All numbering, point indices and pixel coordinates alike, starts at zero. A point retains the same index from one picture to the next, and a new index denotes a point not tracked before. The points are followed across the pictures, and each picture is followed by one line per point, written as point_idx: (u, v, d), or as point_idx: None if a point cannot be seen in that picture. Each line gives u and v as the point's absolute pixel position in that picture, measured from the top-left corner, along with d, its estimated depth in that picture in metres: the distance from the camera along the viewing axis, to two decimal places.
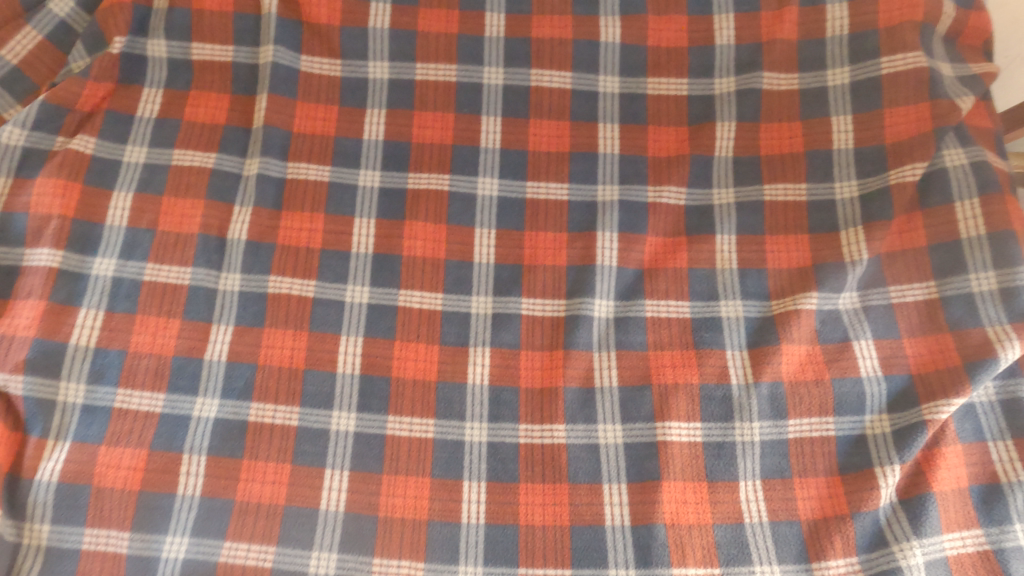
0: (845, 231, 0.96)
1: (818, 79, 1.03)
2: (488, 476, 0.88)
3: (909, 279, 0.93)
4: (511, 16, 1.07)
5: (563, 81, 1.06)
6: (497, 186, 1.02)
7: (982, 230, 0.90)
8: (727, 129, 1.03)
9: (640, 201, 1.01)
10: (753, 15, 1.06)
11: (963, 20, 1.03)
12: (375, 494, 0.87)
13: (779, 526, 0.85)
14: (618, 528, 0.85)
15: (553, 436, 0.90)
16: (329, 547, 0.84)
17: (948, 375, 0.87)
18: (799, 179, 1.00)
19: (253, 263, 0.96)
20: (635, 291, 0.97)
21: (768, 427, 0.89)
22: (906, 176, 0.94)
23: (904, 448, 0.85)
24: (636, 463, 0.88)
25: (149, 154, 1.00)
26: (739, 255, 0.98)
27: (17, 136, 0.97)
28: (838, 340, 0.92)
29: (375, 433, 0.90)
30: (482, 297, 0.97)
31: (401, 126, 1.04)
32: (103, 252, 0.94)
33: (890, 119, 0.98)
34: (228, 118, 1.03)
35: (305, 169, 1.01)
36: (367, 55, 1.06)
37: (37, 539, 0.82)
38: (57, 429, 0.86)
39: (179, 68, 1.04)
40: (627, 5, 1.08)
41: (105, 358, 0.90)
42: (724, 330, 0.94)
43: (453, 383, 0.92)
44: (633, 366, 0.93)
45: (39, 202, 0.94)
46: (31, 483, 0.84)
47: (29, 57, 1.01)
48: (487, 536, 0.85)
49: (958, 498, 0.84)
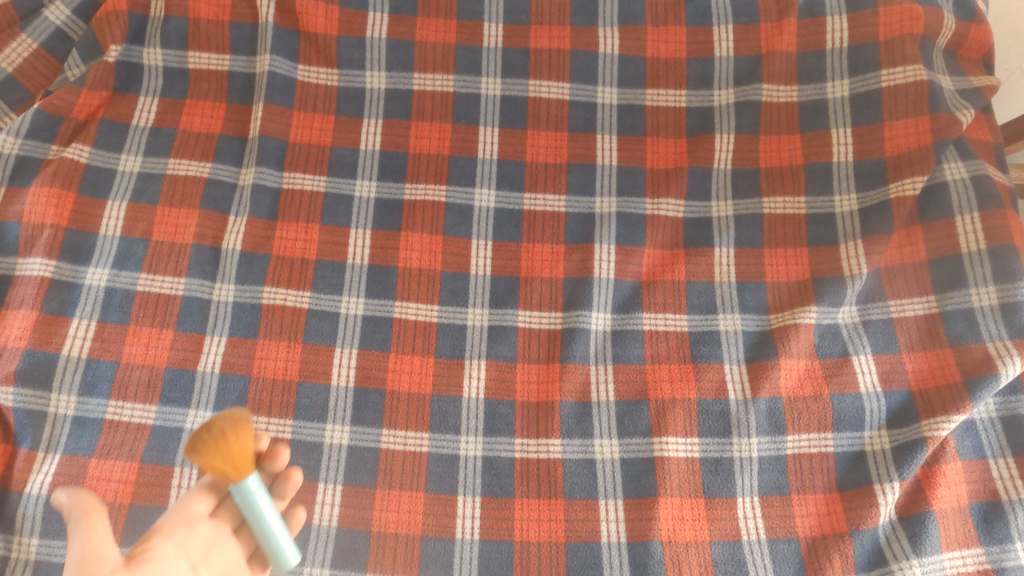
0: (845, 245, 0.95)
1: (817, 91, 1.02)
2: (482, 491, 0.87)
3: (908, 294, 0.92)
4: (509, 26, 1.07)
5: (561, 91, 1.06)
6: (494, 198, 1.01)
7: (982, 245, 0.90)
8: (726, 141, 1.03)
9: (638, 213, 1.00)
10: (752, 26, 1.06)
11: (963, 33, 1.03)
12: (368, 509, 0.86)
13: (777, 544, 0.84)
14: (614, 545, 0.84)
15: (549, 450, 0.89)
16: (321, 562, 0.83)
17: (948, 391, 0.86)
18: (798, 192, 0.99)
19: (247, 273, 0.95)
20: (633, 304, 0.96)
21: (766, 443, 0.88)
22: (906, 189, 0.94)
23: (903, 465, 0.85)
24: (633, 478, 0.87)
25: (144, 163, 0.99)
26: (737, 267, 0.97)
27: (10, 145, 0.96)
28: (837, 355, 0.91)
29: (369, 447, 0.89)
30: (479, 309, 0.96)
31: (398, 137, 1.03)
32: (96, 262, 0.93)
33: (889, 132, 0.98)
34: (224, 127, 1.02)
35: (301, 179, 1.00)
36: (365, 64, 1.06)
37: (25, 553, 0.81)
38: (47, 441, 0.85)
39: (175, 76, 1.04)
40: (626, 16, 1.08)
41: (96, 369, 0.89)
42: (722, 345, 0.93)
43: (448, 396, 0.91)
44: (630, 380, 0.92)
45: (33, 211, 0.93)
46: (21, 496, 0.83)
47: (24, 65, 1.01)
48: (481, 552, 0.84)
49: (958, 516, 0.83)
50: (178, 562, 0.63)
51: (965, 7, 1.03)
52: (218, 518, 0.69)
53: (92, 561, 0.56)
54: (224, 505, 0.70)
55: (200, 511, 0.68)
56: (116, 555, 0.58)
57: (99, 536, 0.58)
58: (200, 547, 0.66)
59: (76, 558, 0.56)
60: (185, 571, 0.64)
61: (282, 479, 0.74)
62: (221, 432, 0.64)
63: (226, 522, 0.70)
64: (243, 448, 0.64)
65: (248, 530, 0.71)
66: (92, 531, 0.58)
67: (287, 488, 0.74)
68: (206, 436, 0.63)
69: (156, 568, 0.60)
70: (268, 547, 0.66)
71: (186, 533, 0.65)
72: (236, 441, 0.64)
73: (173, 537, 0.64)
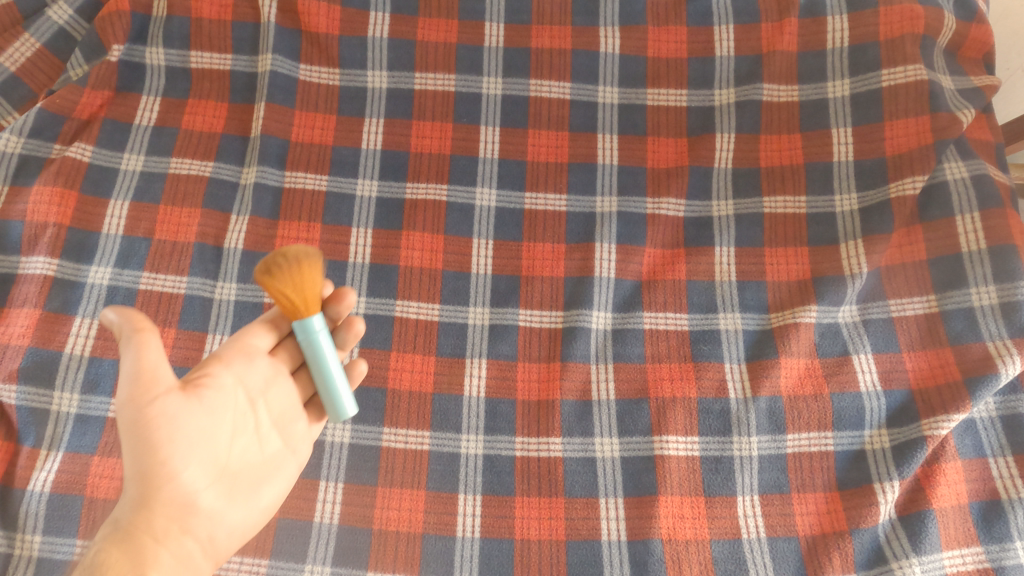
0: (845, 244, 0.96)
1: (818, 91, 1.02)
2: (483, 489, 0.87)
3: (909, 293, 0.93)
4: (510, 26, 1.08)
5: (563, 91, 1.06)
6: (495, 197, 1.01)
7: (983, 244, 0.91)
8: (726, 140, 1.03)
9: (639, 213, 1.01)
10: (753, 26, 1.06)
11: (963, 33, 1.03)
12: (370, 507, 0.86)
13: (777, 542, 0.84)
14: (614, 543, 0.85)
15: (550, 449, 0.89)
16: (323, 560, 0.84)
17: (948, 390, 0.87)
18: (798, 192, 0.99)
19: (249, 272, 0.95)
20: (633, 303, 0.96)
21: (766, 442, 0.88)
22: (906, 189, 0.94)
23: (903, 464, 0.85)
24: (633, 477, 0.88)
25: (147, 162, 0.99)
26: (737, 266, 0.97)
27: (14, 144, 0.97)
28: (837, 354, 0.92)
29: (370, 445, 0.89)
30: (480, 308, 0.96)
31: (399, 136, 1.03)
32: (99, 261, 0.94)
33: (890, 131, 0.98)
34: (226, 127, 1.02)
35: (303, 178, 1.01)
36: (366, 64, 1.06)
37: (28, 550, 0.81)
38: (50, 438, 0.86)
39: (177, 76, 1.04)
40: (627, 16, 1.08)
41: (99, 367, 0.89)
42: (723, 343, 0.93)
43: (449, 395, 0.91)
44: (631, 378, 0.92)
45: (35, 210, 0.94)
46: (24, 494, 0.83)
47: (27, 64, 1.02)
48: (481, 550, 0.84)
49: (958, 515, 0.83)
50: (236, 392, 0.69)
51: (966, 7, 1.04)
52: (278, 357, 0.74)
53: (147, 379, 0.62)
54: (286, 345, 0.76)
55: (261, 345, 0.73)
56: (171, 378, 0.64)
57: (152, 355, 0.62)
58: (259, 381, 0.71)
59: (131, 373, 0.62)
60: (242, 402, 0.70)
61: (344, 327, 0.77)
62: (295, 266, 0.70)
63: (285, 363, 0.74)
64: (311, 286, 0.69)
65: (304, 374, 0.76)
66: (144, 349, 0.62)
67: (349, 335, 0.77)
68: (279, 266, 0.69)
69: (211, 395, 0.67)
70: (323, 390, 0.67)
71: (246, 365, 0.71)
72: (303, 276, 0.69)
73: (233, 366, 0.70)
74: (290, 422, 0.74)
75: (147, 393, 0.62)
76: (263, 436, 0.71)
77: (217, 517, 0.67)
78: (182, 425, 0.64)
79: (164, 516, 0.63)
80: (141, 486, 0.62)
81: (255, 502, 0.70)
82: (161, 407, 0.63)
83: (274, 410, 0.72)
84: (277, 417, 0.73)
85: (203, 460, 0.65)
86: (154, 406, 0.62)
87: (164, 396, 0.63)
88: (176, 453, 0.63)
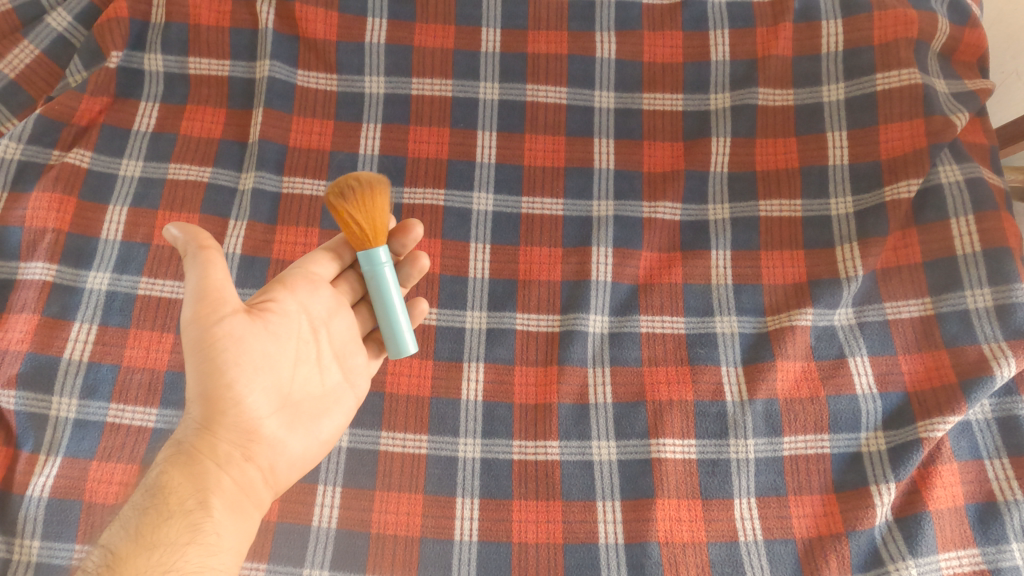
0: (840, 248, 0.96)
1: (813, 95, 1.03)
2: (480, 493, 0.88)
3: (904, 296, 0.93)
4: (506, 31, 1.08)
5: (559, 96, 1.06)
6: (492, 201, 1.02)
7: (977, 247, 0.91)
8: (722, 144, 1.03)
9: (635, 217, 1.01)
10: (748, 31, 1.06)
11: (957, 37, 1.04)
12: (367, 511, 0.86)
13: (774, 545, 0.84)
14: (611, 546, 0.85)
15: (547, 452, 0.89)
16: (321, 563, 0.84)
17: (944, 392, 0.87)
18: (793, 195, 1.00)
19: (247, 277, 0.96)
20: (630, 307, 0.97)
21: (763, 445, 0.88)
22: (901, 192, 0.95)
23: (899, 466, 0.85)
24: (630, 480, 0.88)
25: (145, 168, 1.00)
26: (734, 270, 0.97)
27: (13, 150, 0.97)
28: (833, 357, 0.92)
29: (368, 449, 0.89)
30: (477, 312, 0.97)
31: (397, 141, 1.04)
32: (97, 266, 0.94)
33: (884, 135, 0.98)
34: (224, 132, 1.03)
35: (301, 183, 1.01)
36: (364, 70, 1.06)
37: (26, 555, 0.81)
38: (49, 444, 0.86)
39: (175, 81, 1.04)
40: (623, 21, 1.09)
41: (97, 372, 0.89)
42: (719, 347, 0.94)
43: (447, 399, 0.92)
44: (628, 382, 0.92)
45: (34, 216, 0.94)
46: (22, 499, 0.83)
47: (26, 71, 1.02)
48: (479, 554, 0.85)
49: (955, 517, 0.83)
50: (300, 319, 0.71)
51: (960, 11, 1.04)
52: (339, 289, 0.78)
53: (214, 299, 0.64)
54: (346, 277, 0.79)
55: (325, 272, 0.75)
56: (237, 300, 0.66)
57: (218, 274, 0.64)
58: (322, 309, 0.73)
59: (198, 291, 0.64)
60: (305, 329, 0.71)
61: (408, 261, 0.81)
62: (367, 193, 0.71)
63: (348, 295, 0.78)
64: (381, 216, 0.71)
65: (363, 308, 0.81)
66: (210, 267, 0.64)
67: (412, 270, 0.81)
68: (351, 189, 0.71)
69: (276, 321, 0.69)
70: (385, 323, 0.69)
71: (310, 292, 0.73)
72: (374, 203, 0.71)
73: (297, 293, 0.72)
74: (349, 355, 0.75)
75: (214, 313, 0.64)
76: (325, 367, 0.73)
77: (278, 446, 0.70)
78: (248, 346, 0.66)
79: (227, 441, 0.66)
80: (208, 407, 0.66)
81: (315, 434, 0.72)
82: (231, 329, 0.65)
83: (335, 340, 0.74)
84: (339, 349, 0.74)
85: (267, 385, 0.68)
86: (221, 326, 0.64)
87: (230, 316, 0.65)
88: (243, 375, 0.66)
